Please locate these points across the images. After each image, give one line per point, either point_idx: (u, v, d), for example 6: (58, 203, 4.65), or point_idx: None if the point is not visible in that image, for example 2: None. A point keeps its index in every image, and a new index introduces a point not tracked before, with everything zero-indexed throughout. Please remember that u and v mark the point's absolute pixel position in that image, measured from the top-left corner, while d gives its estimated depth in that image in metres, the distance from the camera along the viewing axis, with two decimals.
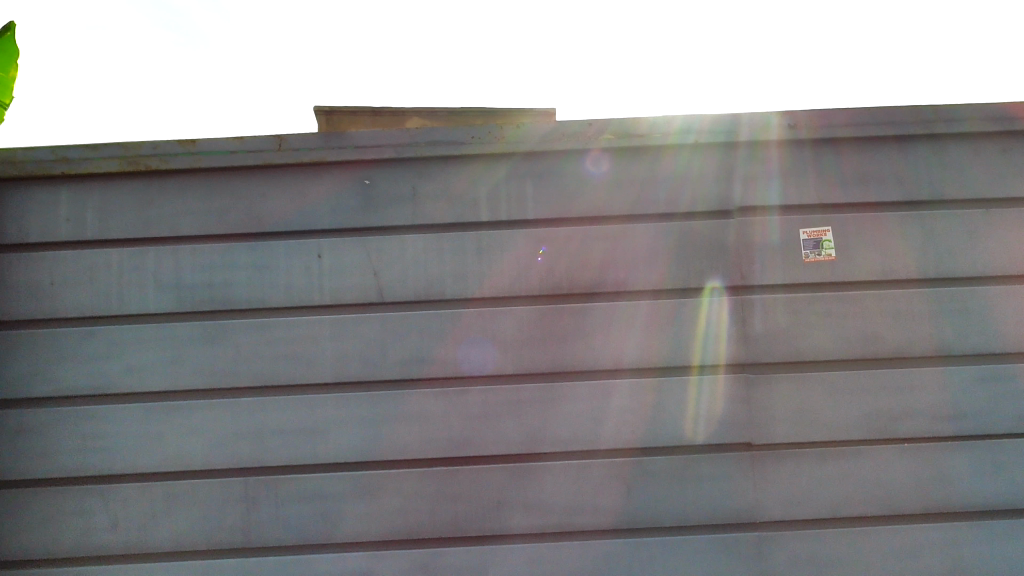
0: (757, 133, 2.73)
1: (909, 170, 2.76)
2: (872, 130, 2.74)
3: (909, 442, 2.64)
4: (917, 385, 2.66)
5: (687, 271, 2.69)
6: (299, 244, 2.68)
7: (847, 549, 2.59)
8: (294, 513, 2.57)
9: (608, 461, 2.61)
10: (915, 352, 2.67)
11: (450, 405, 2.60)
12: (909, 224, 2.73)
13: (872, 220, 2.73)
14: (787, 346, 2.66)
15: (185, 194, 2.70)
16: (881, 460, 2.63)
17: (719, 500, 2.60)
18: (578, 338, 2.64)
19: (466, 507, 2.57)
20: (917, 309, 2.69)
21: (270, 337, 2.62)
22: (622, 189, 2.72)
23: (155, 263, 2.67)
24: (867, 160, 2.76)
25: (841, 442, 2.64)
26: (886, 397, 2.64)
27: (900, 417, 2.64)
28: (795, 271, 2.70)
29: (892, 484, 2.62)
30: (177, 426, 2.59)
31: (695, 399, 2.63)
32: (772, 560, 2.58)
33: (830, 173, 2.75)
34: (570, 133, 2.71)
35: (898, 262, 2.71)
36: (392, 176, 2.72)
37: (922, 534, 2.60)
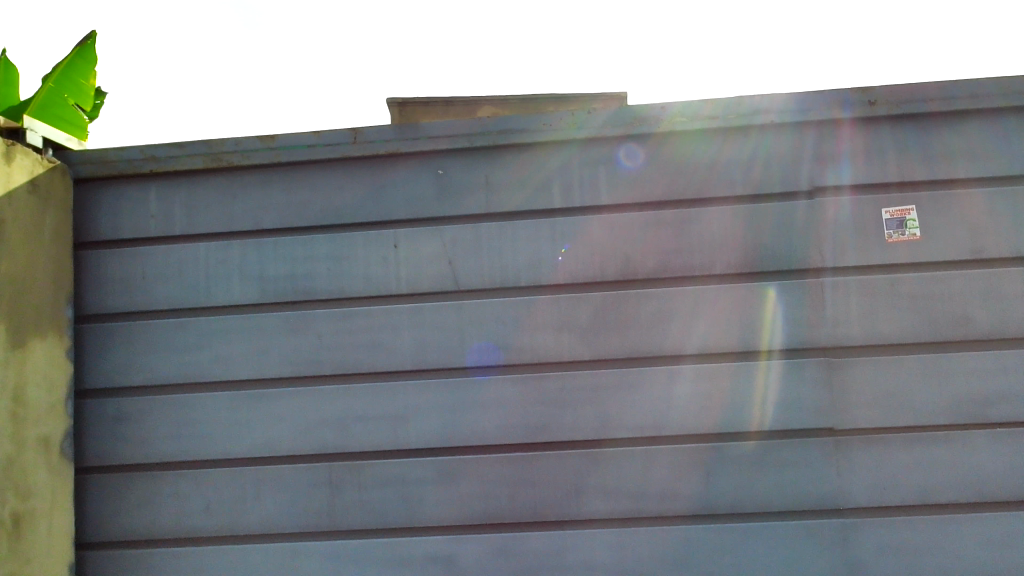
0: (837, 110, 2.64)
1: (999, 143, 2.63)
2: (960, 104, 2.62)
3: (1002, 427, 2.54)
4: (1010, 368, 2.55)
5: (763, 254, 2.64)
6: (375, 234, 2.73)
7: (938, 537, 2.51)
8: (376, 497, 2.62)
9: (687, 446, 2.58)
10: (1007, 333, 2.56)
11: (526, 391, 2.61)
12: (999, 201, 2.62)
13: (960, 197, 2.63)
14: (868, 329, 2.59)
15: (266, 188, 2.77)
16: (975, 446, 2.53)
17: (801, 486, 2.55)
18: (652, 324, 2.62)
19: (544, 492, 2.59)
20: (1008, 289, 2.58)
21: (350, 326, 2.68)
22: (695, 171, 2.68)
23: (238, 255, 2.75)
24: (953, 135, 2.65)
25: (929, 426, 2.55)
26: (977, 380, 2.54)
27: (995, 401, 2.54)
28: (877, 252, 2.62)
29: (985, 471, 2.53)
30: (264, 413, 2.67)
31: (774, 384, 2.58)
32: (857, 547, 2.52)
33: (916, 149, 2.65)
34: (640, 116, 2.67)
35: (987, 241, 2.60)
36: (465, 164, 2.74)
37: (1017, 522, 2.50)
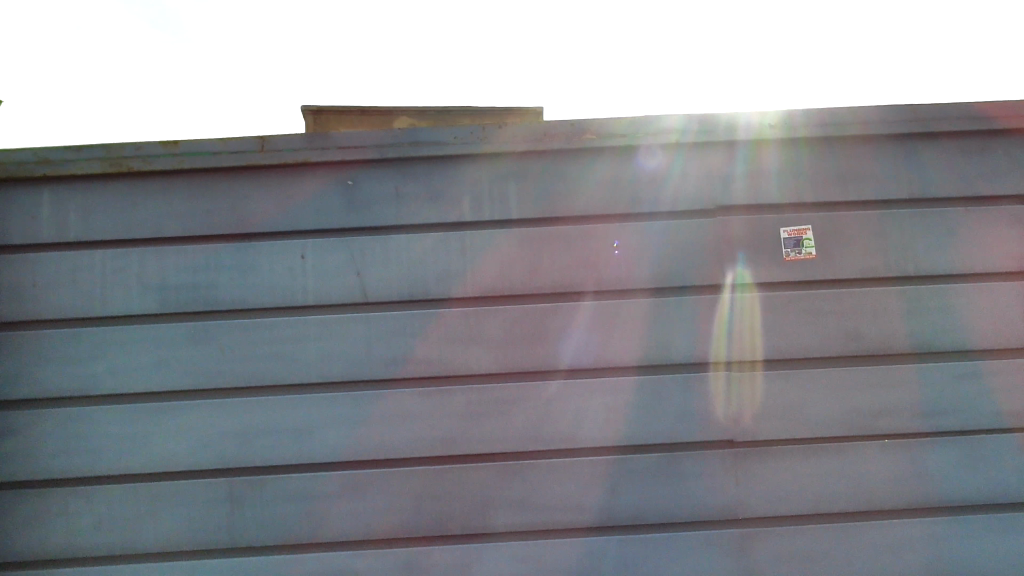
0: (741, 132, 2.75)
1: (889, 169, 2.78)
2: (853, 130, 2.76)
3: (890, 438, 2.67)
4: (896, 382, 2.68)
5: (670, 270, 2.70)
6: (283, 245, 2.68)
7: (830, 545, 2.61)
8: (280, 513, 2.56)
9: (594, 459, 2.62)
10: (895, 349, 2.70)
11: (435, 405, 2.60)
12: (889, 223, 2.76)
13: (853, 219, 2.76)
14: (766, 344, 2.68)
15: (169, 195, 2.68)
16: (864, 456, 2.65)
17: (703, 497, 2.62)
18: (562, 337, 2.65)
19: (452, 506, 2.58)
20: (896, 307, 2.72)
21: (255, 337, 2.62)
22: (606, 188, 2.74)
23: (136, 264, 2.65)
24: (847, 160, 2.78)
25: (823, 438, 2.66)
26: (867, 394, 2.67)
27: (882, 413, 2.66)
28: (777, 270, 2.71)
29: (873, 480, 2.65)
30: (162, 427, 2.58)
31: (679, 396, 2.65)
32: (755, 555, 2.60)
33: (813, 172, 2.77)
34: (554, 132, 2.72)
35: (878, 261, 2.74)
36: (376, 175, 2.72)
37: (902, 529, 2.63)
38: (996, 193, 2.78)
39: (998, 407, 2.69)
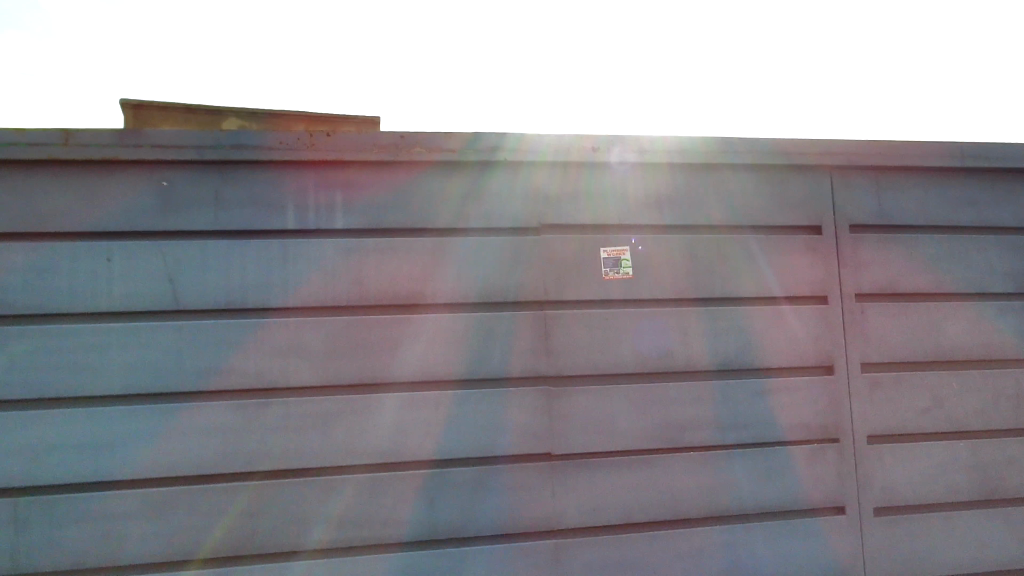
0: (841, 156, 2.78)
1: (970, 193, 2.89)
2: (945, 157, 2.83)
3: (974, 437, 2.78)
4: (981, 386, 2.79)
5: (775, 284, 2.70)
6: (390, 232, 2.50)
7: (923, 539, 2.70)
8: (392, 512, 2.40)
9: (709, 459, 2.58)
10: (978, 354, 2.81)
11: (551, 403, 2.51)
12: (971, 243, 2.86)
13: (940, 240, 2.84)
14: (870, 354, 2.74)
15: (264, 172, 2.44)
16: (953, 455, 2.75)
17: (811, 495, 2.64)
18: (675, 342, 2.60)
19: (571, 503, 2.50)
20: (984, 318, 2.83)
21: (364, 328, 2.43)
22: (714, 204, 2.70)
23: (235, 253, 2.39)
24: (933, 186, 2.87)
25: (916, 435, 2.75)
26: (955, 397, 2.77)
27: (968, 415, 2.77)
28: (873, 283, 2.78)
29: (962, 478, 2.75)
30: (262, 422, 2.34)
31: (786, 402, 2.66)
32: (857, 550, 2.65)
33: (902, 195, 2.84)
34: (667, 147, 2.65)
35: (963, 276, 2.84)
36: (486, 169, 2.57)
37: (987, 522, 2.75)
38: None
39: None
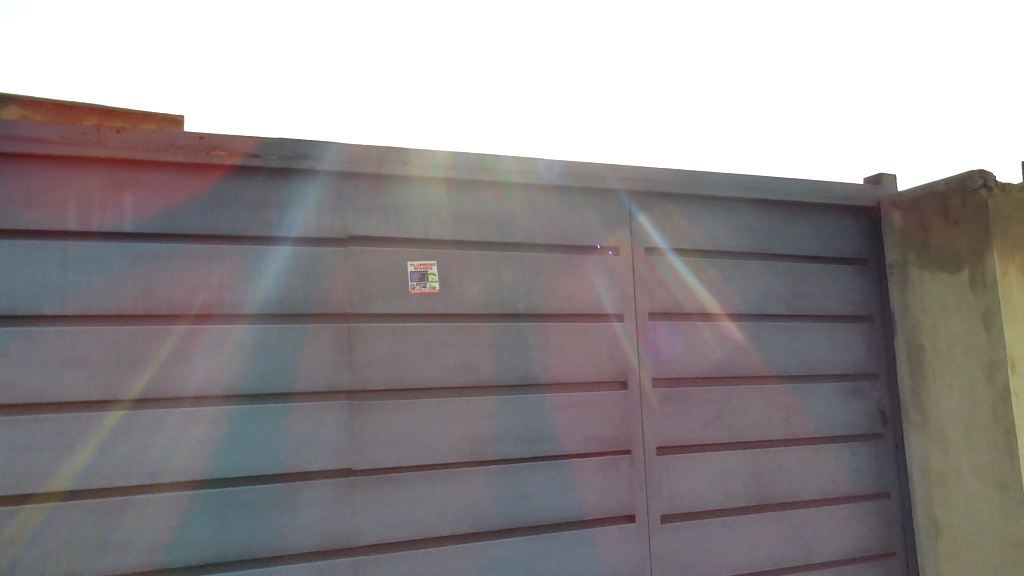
0: (639, 182, 2.93)
1: (750, 222, 3.14)
2: (729, 188, 3.06)
3: (750, 447, 3.01)
4: (755, 400, 3.03)
5: (574, 302, 2.80)
6: (184, 238, 2.37)
7: (703, 542, 2.88)
8: (178, 534, 2.25)
9: (507, 471, 2.63)
10: (754, 370, 3.05)
11: (352, 417, 2.48)
12: (750, 268, 3.11)
13: (723, 264, 3.06)
14: (660, 369, 2.90)
15: (43, 166, 2.24)
16: (731, 464, 2.96)
17: (603, 505, 2.75)
18: (478, 357, 2.64)
19: (369, 520, 2.46)
20: (760, 338, 3.08)
21: (152, 340, 2.29)
22: (519, 222, 2.77)
23: (8, 257, 2.18)
24: (718, 214, 3.09)
25: (699, 446, 2.93)
26: (733, 410, 2.99)
27: (744, 427, 3.00)
28: (663, 303, 2.94)
29: (737, 485, 2.96)
30: (31, 439, 2.13)
31: (582, 415, 2.76)
32: (644, 555, 2.79)
33: (692, 222, 3.04)
34: (476, 165, 2.69)
35: (742, 298, 3.07)
36: (290, 178, 2.51)
37: (759, 525, 2.97)
38: (826, 249, 3.27)
39: (825, 421, 3.15)
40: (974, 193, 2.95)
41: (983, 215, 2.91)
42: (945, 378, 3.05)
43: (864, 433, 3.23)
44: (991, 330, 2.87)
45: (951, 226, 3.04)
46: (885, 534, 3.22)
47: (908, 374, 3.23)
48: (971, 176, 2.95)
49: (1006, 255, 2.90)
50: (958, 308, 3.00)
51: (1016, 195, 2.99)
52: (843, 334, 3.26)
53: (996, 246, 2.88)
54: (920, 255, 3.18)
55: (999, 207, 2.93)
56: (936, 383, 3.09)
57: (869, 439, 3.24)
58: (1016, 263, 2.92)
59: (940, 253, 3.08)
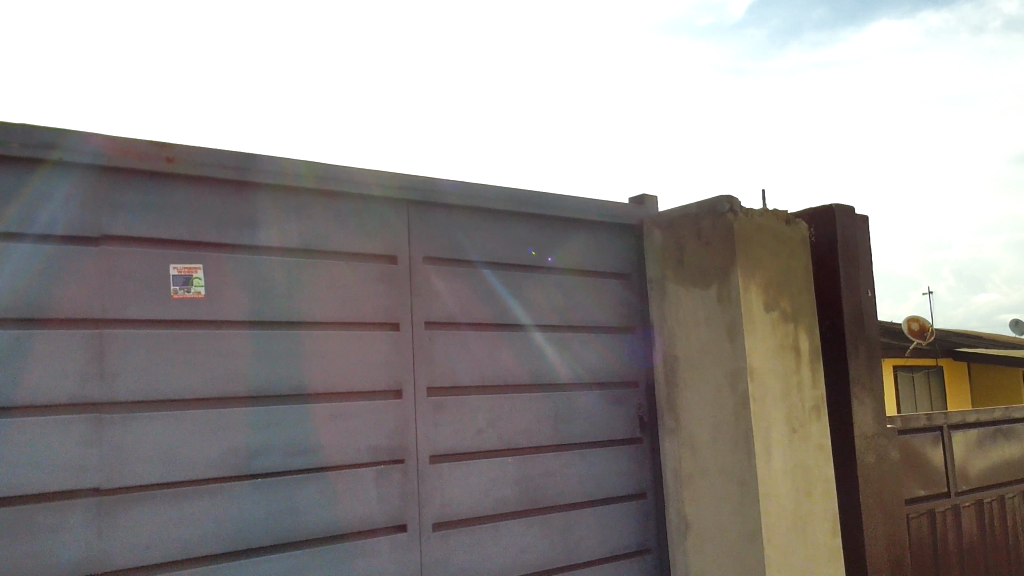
0: (419, 193, 2.94)
1: (526, 236, 3.25)
2: (506, 203, 3.15)
3: (520, 453, 3.10)
4: (526, 407, 3.13)
5: (351, 311, 2.76)
6: None
7: (473, 547, 2.93)
8: None
9: (275, 484, 2.54)
10: (526, 379, 3.15)
11: (102, 431, 2.28)
12: (524, 280, 3.21)
13: (499, 275, 3.14)
14: (436, 378, 2.92)
15: None
16: (501, 470, 3.03)
17: (373, 514, 2.73)
18: (246, 365, 2.53)
19: (119, 541, 2.28)
20: (532, 347, 3.19)
21: None
22: (294, 227, 2.69)
23: None
24: (496, 227, 3.17)
25: (472, 453, 2.98)
26: (505, 417, 3.07)
27: (515, 433, 3.09)
28: (440, 313, 2.97)
29: (507, 490, 3.04)
30: None
31: (355, 425, 2.72)
32: (415, 563, 2.79)
33: (471, 234, 3.10)
34: (250, 166, 2.58)
35: (517, 309, 3.17)
36: (35, 168, 2.28)
37: (527, 528, 3.07)
38: (594, 264, 3.45)
39: (590, 427, 3.32)
40: (722, 217, 3.24)
41: (729, 237, 3.20)
42: (696, 386, 3.32)
43: (625, 437, 3.44)
44: (735, 341, 3.16)
45: (702, 246, 3.32)
46: (641, 531, 3.44)
47: (664, 381, 3.48)
48: (719, 202, 3.25)
49: (748, 274, 3.21)
50: (707, 320, 3.28)
51: (757, 220, 3.32)
52: (608, 344, 3.45)
53: (740, 266, 3.18)
54: (677, 272, 3.43)
55: (743, 230, 3.24)
56: (688, 390, 3.35)
57: (629, 443, 3.45)
58: (756, 281, 3.24)
59: (693, 271, 3.35)
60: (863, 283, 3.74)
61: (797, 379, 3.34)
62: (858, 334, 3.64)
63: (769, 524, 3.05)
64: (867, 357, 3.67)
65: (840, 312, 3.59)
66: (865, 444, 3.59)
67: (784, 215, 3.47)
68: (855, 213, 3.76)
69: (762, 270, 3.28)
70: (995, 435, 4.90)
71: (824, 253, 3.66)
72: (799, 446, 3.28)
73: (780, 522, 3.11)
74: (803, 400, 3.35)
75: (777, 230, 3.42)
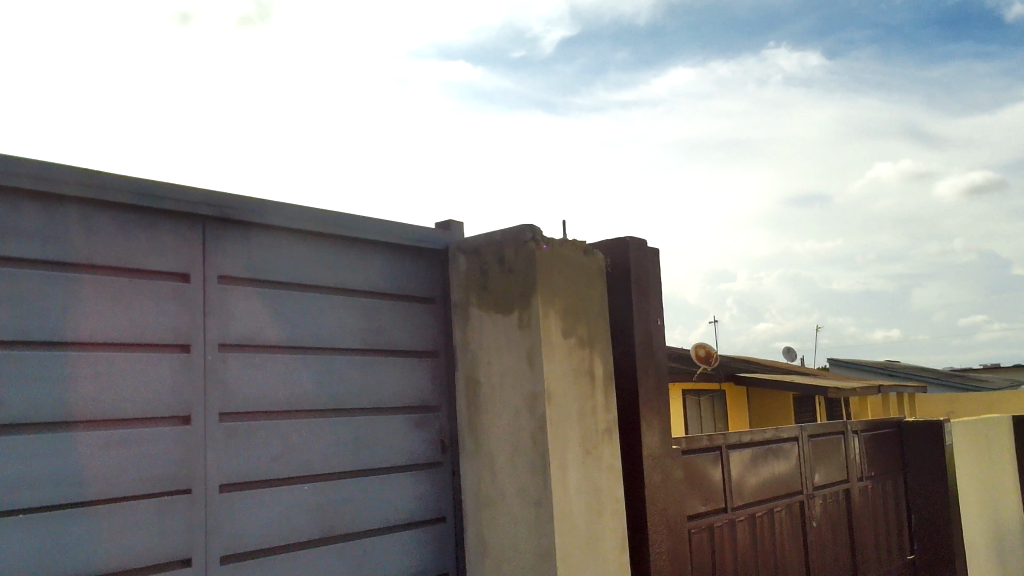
0: (216, 209, 2.83)
1: (331, 258, 3.19)
2: (310, 223, 3.09)
3: (317, 479, 3.02)
4: (324, 432, 3.06)
5: (137, 332, 2.60)
6: None
7: None
8: None
9: (39, 518, 2.35)
10: (325, 403, 3.08)
11: None
12: (327, 302, 3.15)
13: (301, 297, 3.07)
14: (228, 403, 2.79)
15: None
16: (296, 497, 2.94)
17: (153, 548, 2.57)
18: (10, 390, 2.33)
19: None
20: (333, 371, 3.13)
21: None
22: (75, 240, 2.50)
23: None
24: (300, 247, 3.09)
25: (265, 481, 2.87)
26: (302, 443, 2.98)
27: (312, 459, 3.00)
28: (237, 335, 2.85)
29: (302, 518, 2.95)
30: None
31: (136, 453, 2.55)
32: None
33: (273, 254, 3.00)
34: (23, 173, 2.38)
35: (318, 332, 3.10)
36: None
37: (321, 556, 2.99)
38: (400, 287, 3.44)
39: (391, 451, 3.29)
40: (525, 246, 3.35)
41: (531, 265, 3.31)
42: (495, 410, 3.38)
43: (426, 462, 3.43)
44: (534, 366, 3.25)
45: (506, 273, 3.40)
46: (440, 555, 3.44)
47: (466, 405, 3.52)
48: (522, 231, 3.35)
49: (548, 302, 3.33)
50: (508, 346, 3.36)
51: (558, 249, 3.45)
52: (411, 367, 3.43)
53: (540, 293, 3.29)
54: (480, 297, 3.49)
55: (544, 259, 3.36)
56: (488, 413, 3.41)
57: (431, 467, 3.45)
58: (555, 308, 3.36)
59: (496, 297, 3.43)
60: (653, 313, 3.97)
61: (592, 403, 3.49)
62: (648, 360, 3.86)
63: (561, 543, 3.16)
64: (655, 382, 3.89)
65: (632, 340, 3.79)
66: (652, 464, 3.80)
67: (584, 245, 3.62)
68: (648, 245, 3.98)
69: (561, 298, 3.41)
70: (766, 454, 5.33)
71: (619, 283, 3.85)
72: (592, 468, 3.42)
73: (572, 542, 3.23)
74: (596, 423, 3.49)
75: (577, 260, 3.57)
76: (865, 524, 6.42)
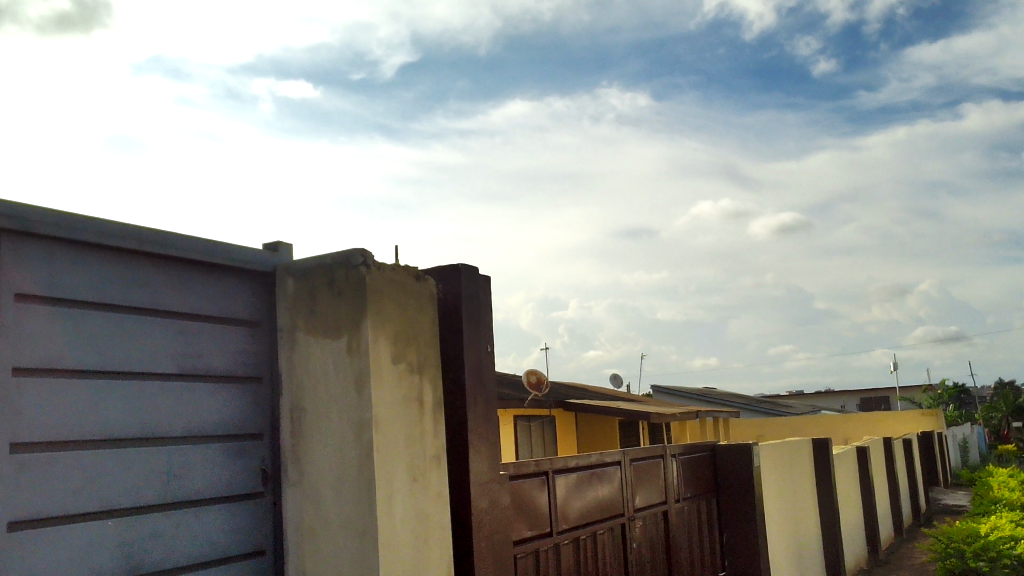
0: (15, 222, 2.61)
1: (148, 278, 3.01)
2: (124, 241, 2.90)
3: (123, 513, 2.82)
4: (133, 463, 2.86)
5: None
6: None
7: None
8: None
9: None
10: (134, 432, 2.88)
11: None
12: (140, 324, 2.96)
13: (111, 318, 2.87)
14: (21, 433, 2.57)
15: None
16: (98, 533, 2.73)
17: None
18: None
19: None
20: (145, 397, 2.94)
21: None
22: None
23: None
24: (112, 266, 2.90)
25: (62, 517, 2.65)
26: (106, 475, 2.78)
27: (117, 492, 2.80)
28: (34, 358, 2.63)
29: (104, 556, 2.74)
30: None
31: None
32: None
33: (81, 271, 2.80)
34: None
35: (129, 356, 2.91)
36: None
37: None
38: (223, 310, 3.29)
39: (207, 482, 3.12)
40: (355, 270, 3.30)
41: (361, 289, 3.27)
42: (320, 438, 3.29)
43: (245, 492, 3.28)
44: (361, 392, 3.20)
45: (335, 297, 3.34)
46: None
47: (290, 432, 3.41)
48: (352, 255, 3.31)
49: (378, 327, 3.29)
50: (335, 372, 3.29)
51: (389, 274, 3.42)
52: (233, 394, 3.28)
53: (369, 318, 3.25)
54: (307, 322, 3.41)
55: (374, 284, 3.32)
56: (313, 441, 3.32)
57: (250, 498, 3.30)
58: (385, 334, 3.33)
59: (324, 322, 3.35)
60: (483, 339, 4.00)
61: (420, 429, 3.47)
62: (477, 386, 3.88)
63: (385, 573, 3.12)
64: (484, 408, 3.92)
65: (462, 366, 3.81)
66: (479, 490, 3.82)
67: (415, 271, 3.61)
68: (479, 272, 4.03)
69: (391, 323, 3.38)
70: (590, 478, 5.49)
71: (450, 309, 3.86)
72: (419, 495, 3.40)
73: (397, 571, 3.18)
74: (424, 450, 3.48)
75: (408, 285, 3.55)
76: (681, 543, 6.72)
